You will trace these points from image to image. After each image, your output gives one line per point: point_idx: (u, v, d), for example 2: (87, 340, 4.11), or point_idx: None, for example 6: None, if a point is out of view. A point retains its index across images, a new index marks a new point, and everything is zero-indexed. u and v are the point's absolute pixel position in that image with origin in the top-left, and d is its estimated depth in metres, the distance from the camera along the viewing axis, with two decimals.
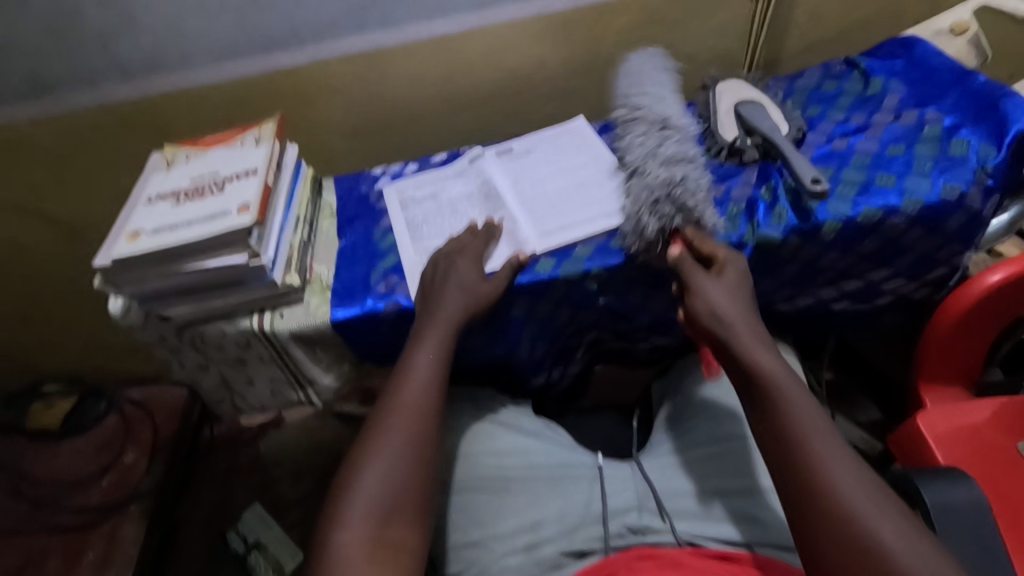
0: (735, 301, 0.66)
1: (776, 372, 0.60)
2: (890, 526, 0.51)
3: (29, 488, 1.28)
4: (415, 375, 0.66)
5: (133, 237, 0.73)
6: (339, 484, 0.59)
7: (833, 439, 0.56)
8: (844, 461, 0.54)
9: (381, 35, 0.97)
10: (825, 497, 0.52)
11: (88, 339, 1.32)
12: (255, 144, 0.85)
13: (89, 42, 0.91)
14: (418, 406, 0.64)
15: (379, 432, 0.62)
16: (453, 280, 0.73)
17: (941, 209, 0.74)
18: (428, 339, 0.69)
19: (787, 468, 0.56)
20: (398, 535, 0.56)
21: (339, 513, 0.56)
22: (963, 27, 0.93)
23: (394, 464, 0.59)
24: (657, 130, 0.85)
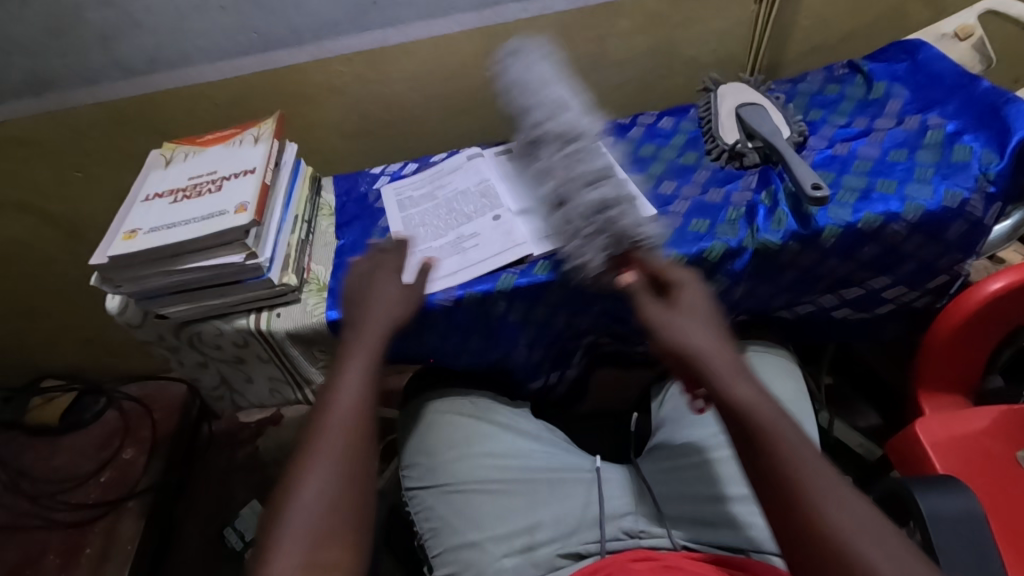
0: (702, 325, 0.61)
1: (758, 412, 0.53)
2: (905, 569, 0.45)
3: (28, 483, 1.28)
4: (344, 392, 0.61)
5: (130, 236, 0.73)
6: (266, 519, 0.52)
7: (823, 475, 0.50)
8: (842, 501, 0.48)
9: (382, 35, 0.97)
10: (833, 553, 0.46)
11: (87, 336, 1.32)
12: (254, 143, 0.85)
13: (89, 39, 0.91)
14: (348, 424, 0.58)
15: (309, 455, 0.55)
16: (380, 293, 0.71)
17: (942, 216, 0.74)
18: (350, 359, 0.65)
19: (793, 528, 0.48)
20: (341, 568, 0.49)
21: (270, 551, 0.49)
22: (967, 31, 0.92)
23: (332, 482, 0.54)
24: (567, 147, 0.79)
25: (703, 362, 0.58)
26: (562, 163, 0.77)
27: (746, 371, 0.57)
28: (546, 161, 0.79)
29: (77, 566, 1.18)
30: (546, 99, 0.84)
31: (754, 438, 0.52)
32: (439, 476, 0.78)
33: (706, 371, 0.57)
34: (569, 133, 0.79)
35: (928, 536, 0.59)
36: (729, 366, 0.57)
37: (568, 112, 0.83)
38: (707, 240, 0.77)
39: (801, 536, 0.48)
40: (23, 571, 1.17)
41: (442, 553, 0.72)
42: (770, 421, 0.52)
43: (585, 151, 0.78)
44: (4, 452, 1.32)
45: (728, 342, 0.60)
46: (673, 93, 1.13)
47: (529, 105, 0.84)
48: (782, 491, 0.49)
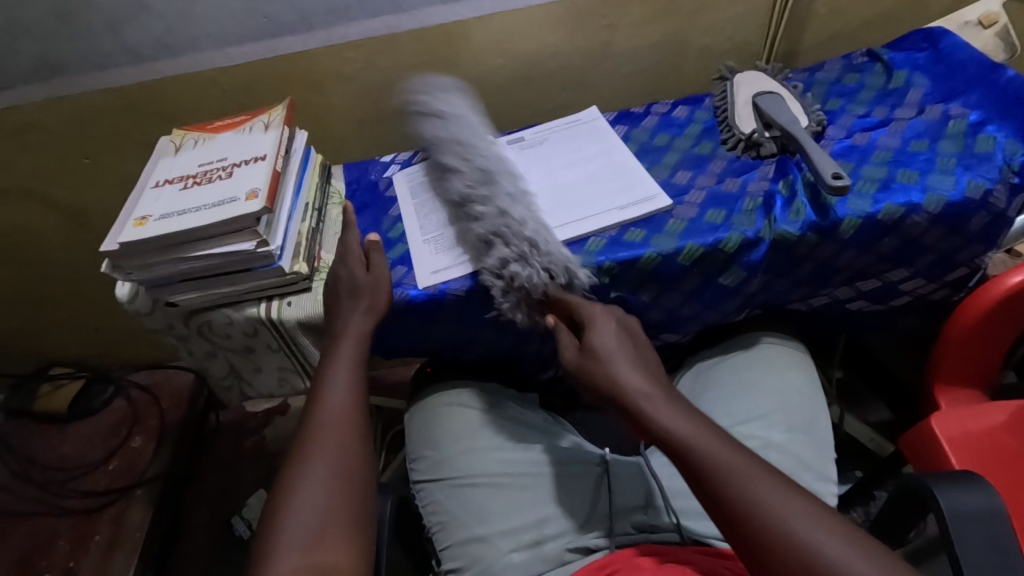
0: (636, 367, 0.64)
1: (693, 434, 0.56)
2: (847, 548, 0.47)
3: (38, 471, 1.29)
4: (328, 402, 0.65)
5: (140, 223, 0.72)
6: (265, 522, 0.56)
7: (761, 472, 0.53)
8: (784, 496, 0.51)
9: (393, 21, 0.95)
10: (784, 549, 0.48)
11: (95, 325, 1.32)
12: (264, 130, 0.84)
13: (97, 24, 0.90)
14: (338, 423, 0.64)
15: (299, 462, 0.60)
16: (351, 294, 0.74)
17: (964, 207, 0.72)
18: (338, 363, 0.69)
19: (741, 537, 0.51)
20: (328, 556, 0.53)
21: (268, 547, 0.54)
22: (991, 19, 0.89)
23: (323, 485, 0.58)
24: (486, 182, 0.79)
25: (643, 400, 0.60)
26: (470, 212, 0.78)
27: (680, 404, 0.60)
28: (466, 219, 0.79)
29: (87, 554, 1.18)
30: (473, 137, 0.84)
31: (689, 459, 0.55)
32: (445, 470, 0.77)
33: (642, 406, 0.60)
34: (483, 176, 0.79)
35: (947, 532, 0.58)
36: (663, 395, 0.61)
37: (477, 147, 0.82)
38: (723, 230, 0.76)
39: (747, 539, 0.50)
40: (33, 557, 1.18)
41: (450, 548, 0.72)
42: (704, 439, 0.56)
43: (482, 195, 0.77)
44: (14, 439, 1.32)
45: (659, 375, 0.64)
46: (686, 82, 1.11)
47: (452, 152, 0.82)
48: (721, 499, 0.52)
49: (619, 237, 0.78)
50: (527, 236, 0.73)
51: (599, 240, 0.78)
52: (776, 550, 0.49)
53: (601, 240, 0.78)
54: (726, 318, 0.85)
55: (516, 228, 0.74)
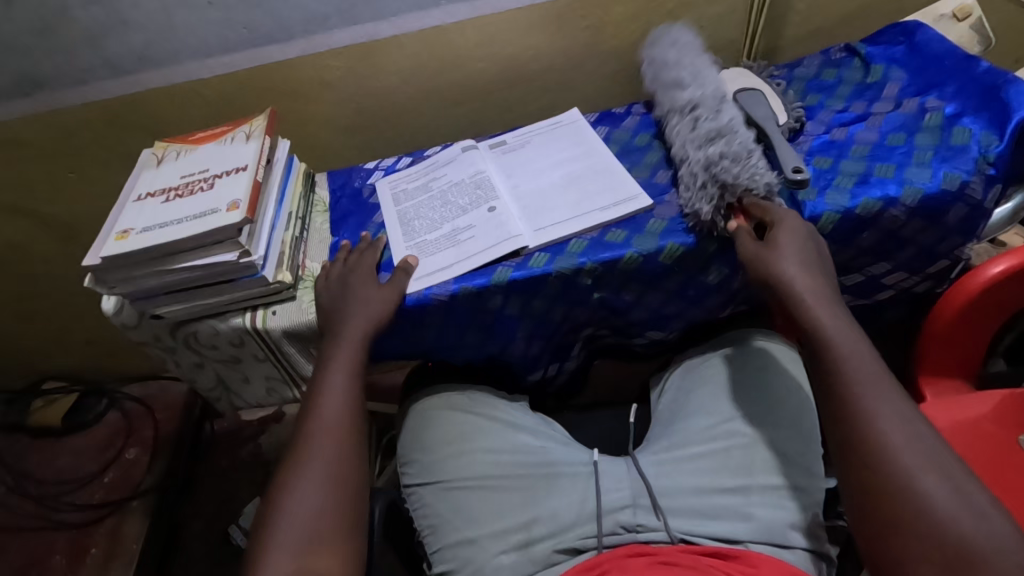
0: (809, 268, 0.66)
1: (845, 347, 0.60)
2: (941, 478, 0.50)
3: (33, 486, 1.29)
4: (326, 408, 0.66)
5: (122, 237, 0.73)
6: (258, 525, 0.58)
7: (898, 400, 0.56)
8: (906, 421, 0.54)
9: (373, 28, 0.96)
10: (879, 445, 0.53)
11: (87, 338, 1.33)
12: (245, 140, 0.84)
13: (77, 38, 0.90)
14: (335, 426, 0.65)
15: (295, 468, 0.61)
16: (353, 295, 0.76)
17: (941, 200, 0.73)
18: (338, 363, 0.70)
19: (850, 428, 0.56)
20: (318, 563, 0.54)
21: (261, 551, 0.55)
22: (965, 12, 0.90)
23: (320, 490, 0.59)
24: (687, 116, 0.84)
25: (806, 300, 0.64)
26: (695, 118, 0.83)
27: (832, 303, 0.64)
28: (678, 124, 0.84)
29: (83, 567, 1.18)
30: (698, 65, 0.89)
31: (832, 359, 0.60)
32: (435, 474, 0.78)
33: (800, 304, 0.64)
34: (715, 97, 0.84)
35: None
36: (826, 306, 0.63)
37: (707, 74, 0.88)
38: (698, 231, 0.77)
39: (854, 428, 0.56)
40: (30, 571, 1.18)
41: (442, 551, 0.72)
42: (856, 357, 0.59)
43: (713, 110, 0.83)
44: (9, 454, 1.33)
45: (820, 275, 0.66)
46: None
47: (678, 69, 0.90)
48: (845, 396, 0.57)
49: (601, 239, 0.78)
50: (706, 166, 0.76)
51: (580, 241, 0.78)
52: (868, 446, 0.54)
53: (583, 242, 0.78)
54: (710, 314, 0.86)
55: (693, 168, 0.77)
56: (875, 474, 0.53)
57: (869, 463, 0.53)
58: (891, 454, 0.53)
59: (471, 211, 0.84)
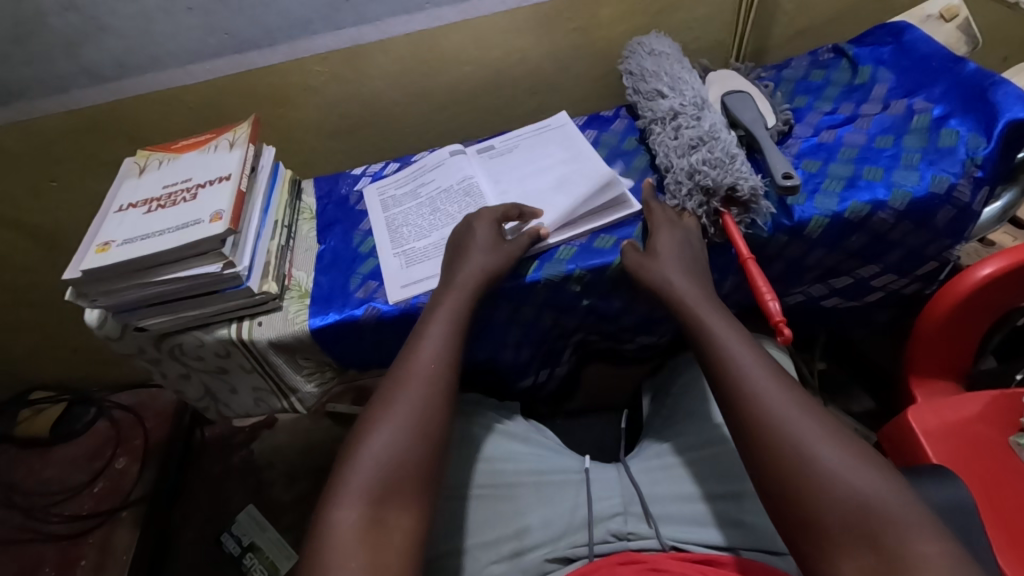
0: (692, 275, 0.70)
1: (733, 344, 0.62)
2: (836, 449, 0.52)
3: (21, 497, 1.27)
4: (425, 352, 0.65)
5: (102, 249, 0.71)
6: (339, 462, 0.58)
7: (781, 381, 0.58)
8: (791, 402, 0.56)
9: (357, 33, 0.95)
10: (778, 434, 0.55)
11: (74, 348, 1.31)
12: (228, 149, 0.83)
13: (56, 46, 0.89)
14: (430, 377, 0.63)
15: (383, 411, 0.61)
16: (479, 245, 0.73)
17: (929, 202, 0.73)
18: (447, 312, 0.69)
19: (746, 424, 0.57)
20: (390, 516, 0.54)
21: (336, 489, 0.56)
22: (952, 12, 0.90)
23: (400, 439, 0.58)
24: (669, 124, 0.83)
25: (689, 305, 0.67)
26: (677, 126, 0.82)
27: (721, 315, 0.66)
28: (659, 133, 0.83)
29: None
30: (673, 74, 0.88)
31: (717, 359, 0.62)
32: None
33: (687, 309, 0.67)
34: (692, 104, 0.83)
35: None
36: (709, 306, 0.67)
37: (684, 81, 0.87)
38: None
39: (752, 423, 0.56)
40: None
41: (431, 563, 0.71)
42: (739, 351, 0.62)
43: (693, 118, 0.81)
44: None
45: (703, 288, 0.69)
46: None
47: (654, 78, 0.88)
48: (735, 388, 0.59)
49: (590, 245, 0.77)
50: (687, 174, 0.76)
51: (569, 247, 0.77)
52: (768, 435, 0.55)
53: (571, 248, 0.77)
54: None
55: (676, 177, 0.77)
56: (779, 465, 0.53)
57: (769, 455, 0.54)
58: (788, 438, 0.54)
59: (460, 216, 0.83)
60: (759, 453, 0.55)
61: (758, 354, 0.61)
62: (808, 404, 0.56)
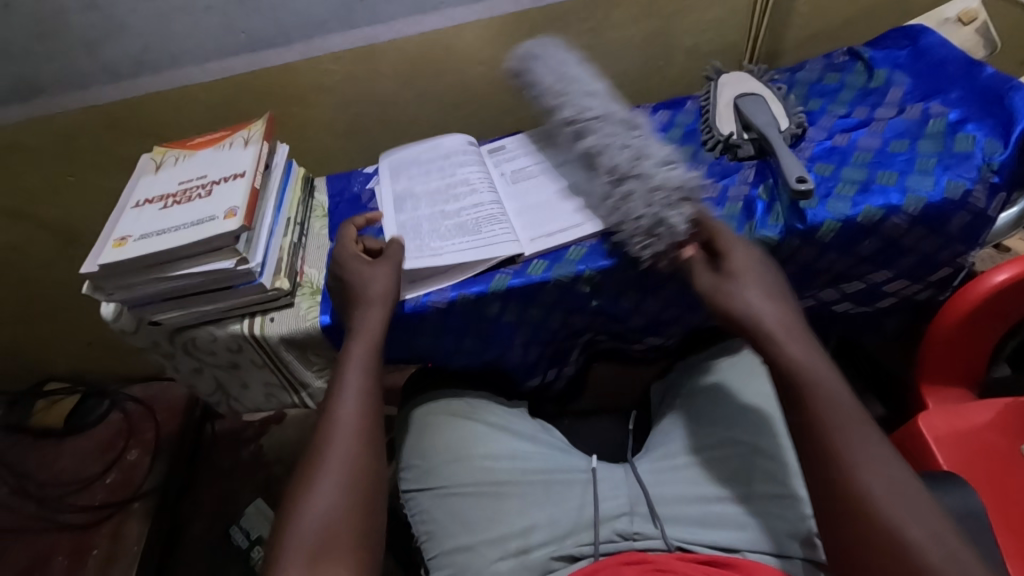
0: (774, 299, 0.65)
1: (819, 382, 0.58)
2: (921, 521, 0.50)
3: (34, 487, 1.28)
4: (346, 400, 0.66)
5: (119, 244, 0.72)
6: (278, 523, 0.58)
7: (870, 431, 0.55)
8: (882, 462, 0.53)
9: (371, 32, 0.95)
10: (861, 489, 0.52)
11: (89, 340, 1.33)
12: (243, 146, 0.84)
13: (74, 44, 0.90)
14: (351, 424, 0.64)
15: (312, 473, 0.60)
16: (372, 289, 0.72)
17: (943, 208, 0.72)
18: (354, 359, 0.69)
19: (827, 470, 0.54)
20: (330, 569, 0.54)
21: (278, 554, 0.55)
22: (970, 16, 0.89)
23: (335, 492, 0.59)
24: (631, 135, 0.79)
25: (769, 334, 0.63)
26: (610, 145, 0.78)
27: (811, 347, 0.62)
28: (607, 142, 0.78)
29: (85, 568, 1.17)
30: (580, 99, 0.86)
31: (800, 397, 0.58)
32: (434, 480, 0.77)
33: (769, 333, 0.63)
34: (626, 125, 0.80)
35: None
36: (793, 337, 0.62)
37: (600, 108, 0.85)
38: None
39: (834, 473, 0.54)
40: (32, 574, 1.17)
41: (440, 557, 0.73)
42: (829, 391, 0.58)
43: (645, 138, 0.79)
44: (11, 455, 1.33)
45: (794, 314, 0.64)
46: (670, 84, 1.11)
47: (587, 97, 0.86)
48: (824, 429, 0.56)
49: (600, 246, 0.77)
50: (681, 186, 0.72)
51: (579, 248, 0.78)
52: (847, 487, 0.53)
53: (582, 249, 0.77)
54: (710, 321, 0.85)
55: (665, 181, 0.71)
56: (858, 520, 0.51)
57: (851, 508, 0.52)
58: (865, 498, 0.52)
59: (463, 204, 0.84)
60: (834, 505, 0.53)
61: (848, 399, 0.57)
62: (899, 469, 0.53)
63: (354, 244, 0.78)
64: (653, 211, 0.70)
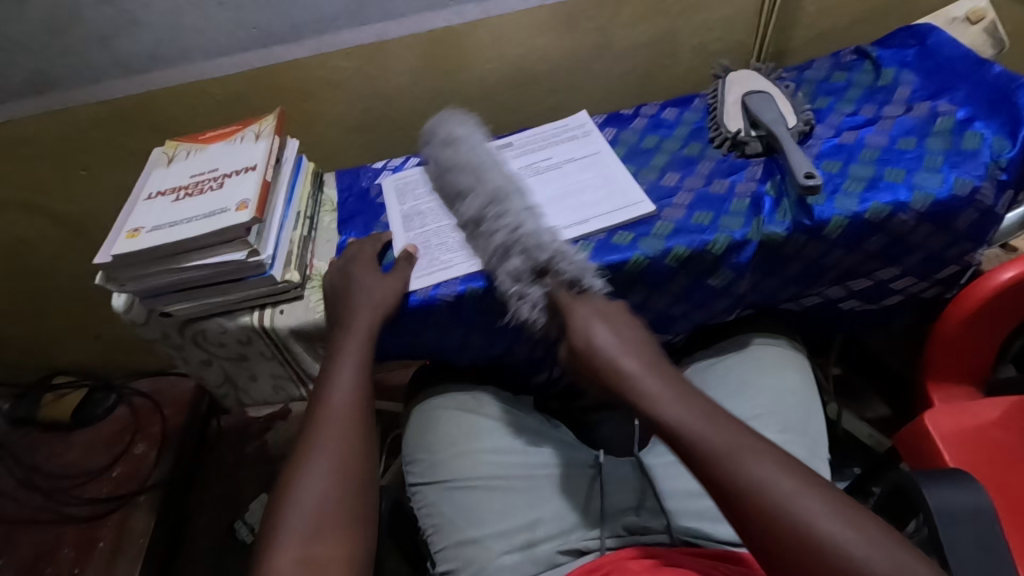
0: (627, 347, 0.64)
1: (686, 421, 0.56)
2: (828, 510, 0.49)
3: (41, 479, 1.29)
4: (337, 390, 0.67)
5: (132, 235, 0.73)
6: (270, 507, 0.58)
7: (756, 448, 0.53)
8: (772, 468, 0.51)
9: (381, 29, 0.96)
10: (773, 512, 0.49)
11: (96, 334, 1.34)
12: (255, 140, 0.85)
13: (88, 38, 0.91)
14: (345, 414, 0.65)
15: (303, 462, 0.60)
16: (365, 288, 0.75)
17: (951, 205, 0.72)
18: (346, 352, 0.70)
19: (737, 509, 0.51)
20: (327, 551, 0.54)
21: (271, 537, 0.55)
22: (979, 15, 0.89)
23: (330, 476, 0.59)
24: (489, 209, 0.76)
25: (636, 385, 0.60)
26: (482, 229, 0.76)
27: (671, 382, 0.60)
28: (480, 227, 0.76)
29: (91, 561, 1.17)
30: (473, 158, 0.82)
31: (681, 441, 0.56)
32: (441, 474, 0.78)
33: (631, 386, 0.61)
34: (493, 196, 0.77)
35: (936, 534, 0.56)
36: (657, 379, 0.61)
37: (488, 167, 0.81)
38: (670, 240, 0.76)
39: (743, 507, 0.51)
40: (38, 566, 1.18)
41: (446, 551, 0.72)
42: (701, 427, 0.55)
43: (503, 209, 0.75)
44: (19, 448, 1.34)
45: (651, 356, 0.64)
46: (677, 83, 1.11)
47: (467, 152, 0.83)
48: (715, 471, 0.53)
49: (608, 241, 0.78)
50: (524, 269, 0.71)
51: (587, 243, 0.78)
52: (767, 514, 0.49)
53: (590, 244, 0.78)
54: (717, 318, 0.85)
55: (507, 270, 0.72)
56: (786, 551, 0.48)
57: (777, 536, 0.49)
58: (789, 519, 0.48)
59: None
60: (762, 545, 0.49)
61: (715, 415, 0.56)
62: (788, 462, 0.52)
63: (373, 250, 0.81)
64: (510, 299, 0.73)
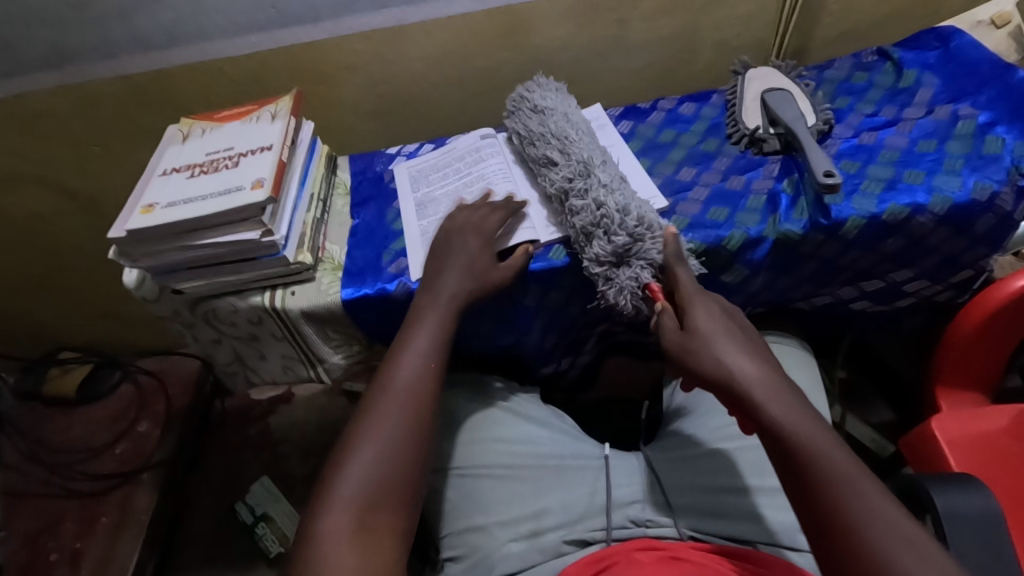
0: (749, 353, 0.57)
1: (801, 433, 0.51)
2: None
3: (46, 453, 1.29)
4: (413, 358, 0.65)
5: (146, 211, 0.73)
6: (327, 467, 0.59)
7: (872, 487, 0.48)
8: (886, 509, 0.47)
9: (400, 13, 0.95)
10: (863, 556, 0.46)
11: (104, 311, 1.35)
12: (271, 120, 0.84)
13: (107, 13, 0.91)
14: (415, 393, 0.63)
15: (368, 426, 0.60)
16: (460, 260, 0.71)
17: (969, 209, 0.72)
18: (424, 326, 0.68)
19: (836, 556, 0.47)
20: (377, 522, 0.55)
21: (325, 494, 0.56)
22: (1004, 19, 0.89)
23: (385, 451, 0.59)
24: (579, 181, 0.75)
25: (759, 394, 0.53)
26: (578, 197, 0.74)
27: (794, 399, 0.54)
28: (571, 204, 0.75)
29: (93, 535, 1.18)
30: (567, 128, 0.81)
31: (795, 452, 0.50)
32: (443, 459, 0.78)
33: (745, 394, 0.54)
34: (583, 167, 0.76)
35: (941, 533, 0.56)
36: (777, 387, 0.54)
37: (572, 140, 0.79)
38: (686, 235, 0.75)
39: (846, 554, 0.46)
40: (41, 538, 1.19)
41: (452, 537, 0.73)
42: (829, 455, 0.50)
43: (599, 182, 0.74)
44: (23, 421, 1.34)
45: (774, 368, 0.56)
46: (695, 78, 1.11)
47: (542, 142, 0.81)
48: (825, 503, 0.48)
49: None
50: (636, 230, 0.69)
51: None
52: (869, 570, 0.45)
53: None
54: None
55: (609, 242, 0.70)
56: None
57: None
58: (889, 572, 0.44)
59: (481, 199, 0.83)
60: None
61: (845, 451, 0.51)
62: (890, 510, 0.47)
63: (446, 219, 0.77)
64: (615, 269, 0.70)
